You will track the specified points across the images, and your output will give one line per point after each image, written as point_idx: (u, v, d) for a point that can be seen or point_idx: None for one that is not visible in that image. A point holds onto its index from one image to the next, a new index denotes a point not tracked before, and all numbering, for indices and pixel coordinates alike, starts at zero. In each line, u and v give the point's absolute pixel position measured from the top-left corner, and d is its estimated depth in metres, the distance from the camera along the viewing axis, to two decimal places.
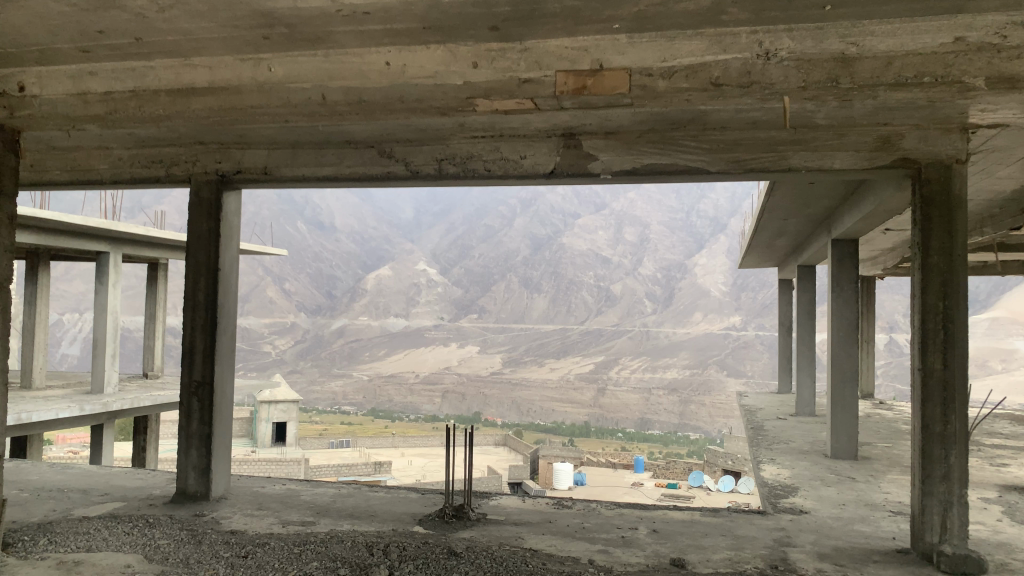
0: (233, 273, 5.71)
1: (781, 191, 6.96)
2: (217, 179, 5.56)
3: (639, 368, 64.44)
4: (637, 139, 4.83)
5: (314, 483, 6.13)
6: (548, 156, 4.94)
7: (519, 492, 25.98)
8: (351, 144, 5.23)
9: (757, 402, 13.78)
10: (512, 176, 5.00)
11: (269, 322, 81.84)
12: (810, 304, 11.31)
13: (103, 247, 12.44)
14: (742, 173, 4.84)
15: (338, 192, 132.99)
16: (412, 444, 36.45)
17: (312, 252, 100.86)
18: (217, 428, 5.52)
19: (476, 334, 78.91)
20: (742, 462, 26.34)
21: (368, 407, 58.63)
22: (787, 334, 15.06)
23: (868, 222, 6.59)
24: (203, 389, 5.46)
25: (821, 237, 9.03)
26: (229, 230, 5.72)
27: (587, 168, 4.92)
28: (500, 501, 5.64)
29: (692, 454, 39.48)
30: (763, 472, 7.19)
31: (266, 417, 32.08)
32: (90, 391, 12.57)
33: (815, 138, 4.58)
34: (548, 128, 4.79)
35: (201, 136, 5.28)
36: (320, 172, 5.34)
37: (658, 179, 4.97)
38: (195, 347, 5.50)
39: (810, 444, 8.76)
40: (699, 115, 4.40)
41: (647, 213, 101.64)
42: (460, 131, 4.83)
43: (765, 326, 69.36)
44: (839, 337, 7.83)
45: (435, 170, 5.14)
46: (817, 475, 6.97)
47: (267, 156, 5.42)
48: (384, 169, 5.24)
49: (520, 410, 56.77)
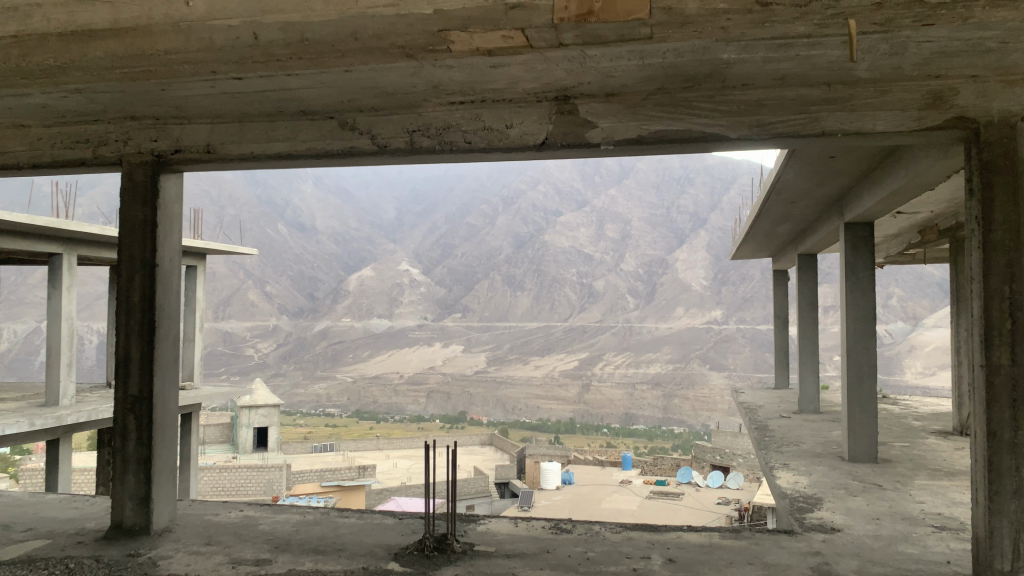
0: (175, 269, 4.94)
1: (795, 167, 6.24)
2: (152, 159, 4.74)
3: (623, 363, 63.78)
4: (644, 101, 4.11)
5: (278, 510, 5.35)
6: (539, 123, 4.23)
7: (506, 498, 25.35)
8: (306, 115, 4.49)
9: (754, 399, 13.05)
10: (497, 149, 4.29)
11: (251, 326, 80.52)
12: (813, 296, 10.65)
13: (56, 248, 11.48)
14: (763, 143, 4.15)
15: (318, 192, 131.86)
16: (397, 445, 35.60)
17: (292, 255, 99.73)
18: (159, 450, 4.73)
19: (460, 332, 78.13)
20: (730, 458, 26.05)
21: (353, 408, 57.62)
22: (784, 327, 14.40)
23: (895, 199, 5.95)
24: (139, 406, 4.66)
25: (830, 220, 8.33)
26: (169, 221, 4.89)
27: (583, 138, 4.20)
28: (490, 528, 4.89)
29: (679, 449, 39.00)
30: (778, 481, 6.47)
31: (246, 422, 31.30)
32: (44, 403, 11.62)
33: (854, 95, 3.92)
34: (537, 90, 4.09)
35: (131, 108, 4.51)
36: (272, 149, 4.59)
37: (666, 152, 4.27)
38: (131, 357, 4.70)
39: (822, 445, 8.10)
40: (718, 68, 3.74)
41: (628, 210, 101.67)
42: (435, 92, 4.11)
43: (747, 320, 69.43)
44: (855, 328, 7.20)
45: (407, 144, 4.40)
46: (840, 483, 6.27)
47: (210, 131, 4.65)
48: (347, 144, 4.49)
49: (506, 408, 56.15)
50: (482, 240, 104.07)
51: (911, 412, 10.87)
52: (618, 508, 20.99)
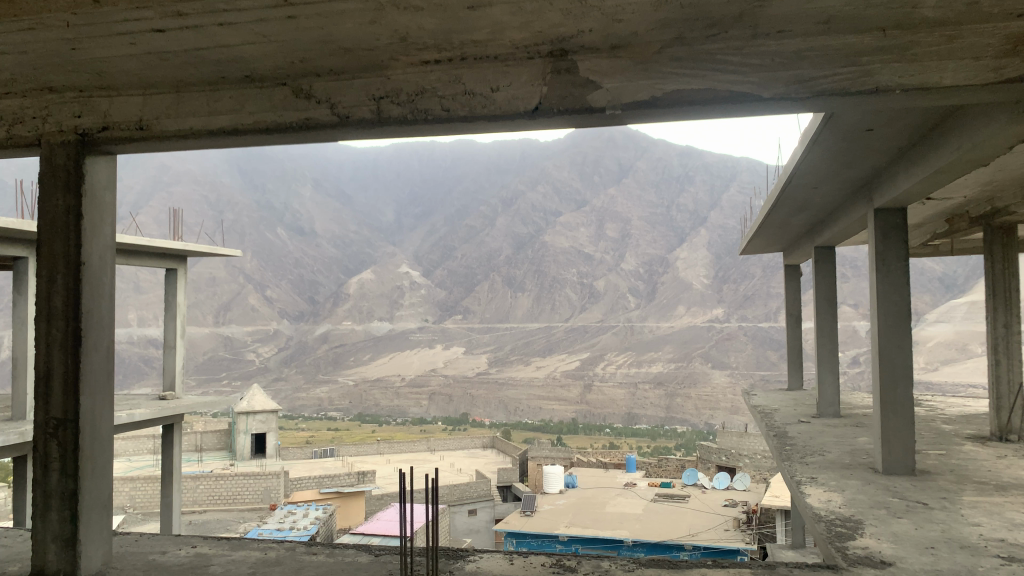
0: (110, 265, 4.21)
1: (820, 145, 5.52)
2: (76, 138, 3.99)
3: (625, 363, 62.71)
4: (656, 55, 3.40)
5: (237, 545, 4.61)
6: (531, 85, 3.52)
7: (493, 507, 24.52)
8: (254, 81, 3.78)
9: (767, 402, 12.34)
10: (481, 119, 3.59)
11: (252, 330, 79.24)
12: (831, 291, 9.96)
13: (22, 251, 10.75)
14: (799, 104, 3.45)
15: (317, 196, 131.40)
16: (397, 449, 34.89)
17: (293, 259, 99.40)
18: (87, 480, 3.99)
19: (461, 334, 77.20)
20: (736, 459, 25.49)
21: (355, 411, 56.78)
22: (797, 325, 13.64)
23: (938, 177, 5.24)
24: (64, 429, 3.93)
25: (855, 207, 7.58)
26: (98, 209, 4.13)
27: (583, 100, 3.48)
28: (481, 566, 4.19)
29: (682, 448, 38.40)
30: (809, 499, 5.74)
31: (244, 429, 30.65)
32: (11, 417, 10.80)
33: (916, 41, 3.20)
34: (529, 43, 3.38)
35: (47, 78, 3.79)
36: (214, 124, 3.86)
37: (685, 116, 3.56)
38: (51, 371, 3.94)
39: (851, 455, 7.36)
40: (751, 7, 3.03)
41: (628, 209, 101.50)
42: (403, 47, 3.40)
43: (749, 317, 68.72)
44: (888, 322, 6.48)
45: (374, 114, 3.67)
46: (879, 502, 5.55)
47: (143, 104, 3.92)
48: (303, 115, 3.76)
49: (508, 409, 55.44)
50: (482, 241, 103.45)
51: (937, 415, 10.12)
52: (622, 511, 20.17)
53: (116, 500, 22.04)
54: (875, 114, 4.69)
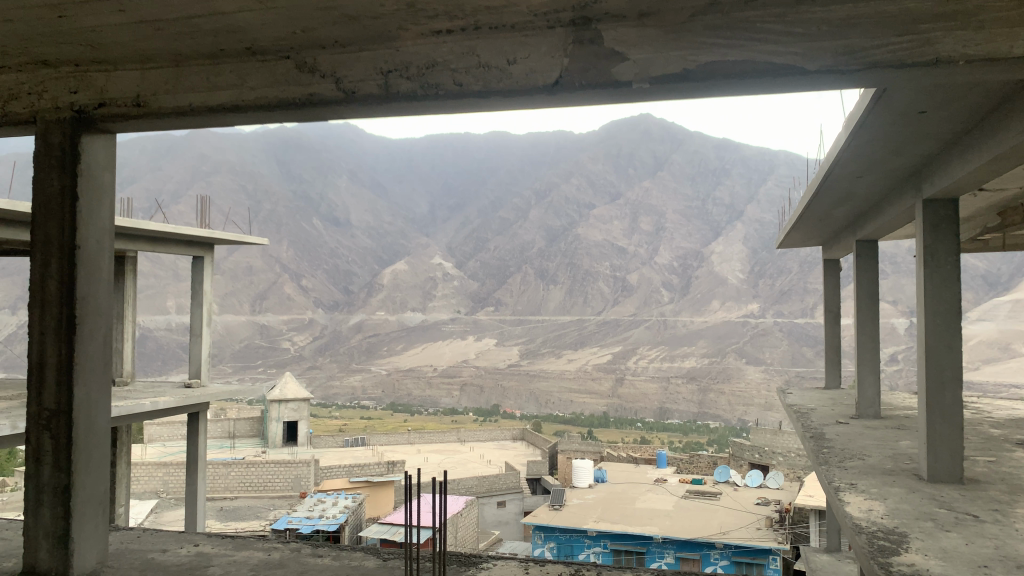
0: (108, 248, 4.00)
1: (867, 129, 5.14)
2: (72, 116, 3.78)
3: (658, 357, 62.20)
4: (688, 23, 3.09)
5: (240, 545, 4.41)
6: (548, 59, 3.23)
7: (518, 501, 24.41)
8: (255, 55, 3.55)
9: (803, 401, 11.91)
10: (496, 94, 3.31)
11: (287, 319, 79.95)
12: (872, 287, 9.52)
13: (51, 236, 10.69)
14: (848, 79, 3.10)
15: (351, 187, 132.29)
16: (428, 440, 34.83)
17: (328, 249, 100.31)
18: (80, 473, 3.78)
19: (494, 326, 77.12)
20: (769, 457, 25.00)
21: (387, 401, 57.05)
22: (835, 322, 13.17)
23: (996, 166, 4.84)
24: (57, 420, 3.73)
25: (902, 199, 7.14)
26: (94, 189, 3.91)
27: (608, 73, 3.18)
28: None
29: (714, 444, 37.90)
30: (848, 507, 5.40)
31: (276, 417, 30.83)
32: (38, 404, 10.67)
33: (982, 3, 2.84)
34: (546, 8, 3.09)
35: (39, 51, 3.58)
36: (214, 100, 3.63)
37: (717, 94, 3.25)
38: (47, 359, 3.75)
39: (892, 460, 6.96)
40: None
41: (662, 202, 100.67)
42: (411, 15, 3.13)
43: (785, 313, 67.66)
44: (936, 319, 6.08)
45: (382, 88, 3.41)
46: (925, 512, 5.19)
47: (140, 80, 3.70)
48: (307, 90, 3.51)
49: (539, 401, 55.32)
50: (515, 233, 103.26)
51: (985, 418, 9.62)
52: (652, 507, 19.79)
53: (149, 485, 22.21)
54: (927, 94, 4.32)
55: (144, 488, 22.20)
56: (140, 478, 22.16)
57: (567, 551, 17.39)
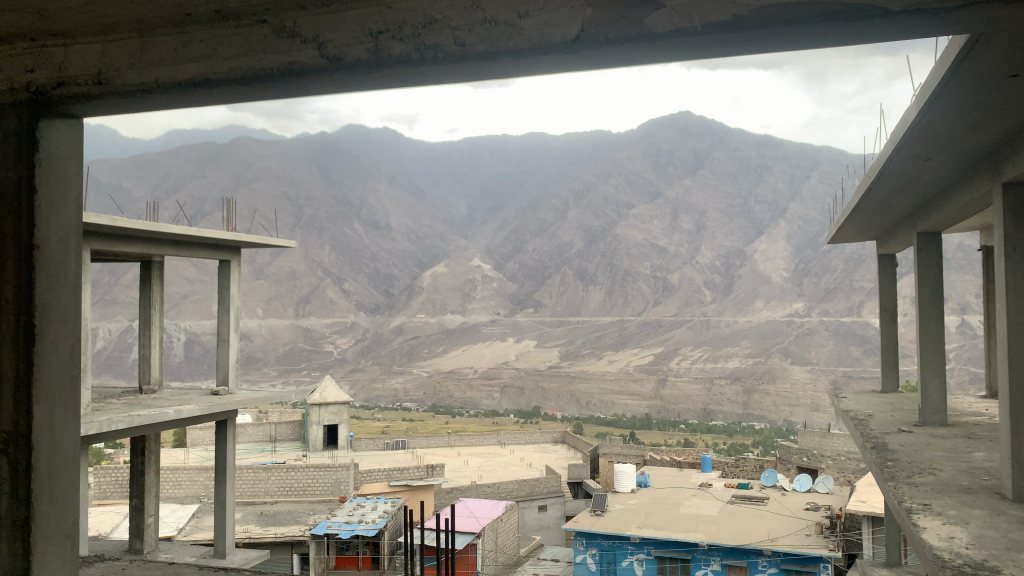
0: (75, 248, 3.54)
1: (950, 97, 4.44)
2: (28, 97, 3.31)
3: (701, 358, 61.08)
4: None
5: None
6: (566, 12, 2.68)
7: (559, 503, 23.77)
8: (227, 19, 3.05)
9: (859, 406, 11.11)
10: (506, 53, 2.77)
11: (330, 322, 80.32)
12: (936, 283, 8.74)
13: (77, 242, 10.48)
14: (932, 22, 2.52)
15: (391, 192, 133.13)
16: (468, 442, 34.39)
17: (369, 253, 101.00)
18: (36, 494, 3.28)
19: (534, 327, 76.28)
20: (818, 460, 23.99)
21: (428, 403, 56.75)
22: (892, 320, 12.33)
23: None
24: (12, 444, 3.27)
25: (974, 183, 6.42)
26: (56, 177, 3.45)
27: (638, 25, 2.63)
28: None
29: (759, 446, 36.88)
30: (928, 535, 4.72)
31: (317, 420, 30.58)
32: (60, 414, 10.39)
33: None
34: None
35: None
36: (181, 73, 3.13)
37: (762, 46, 2.70)
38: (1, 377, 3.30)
39: (968, 475, 6.23)
40: None
41: (703, 200, 99.22)
42: None
43: (831, 311, 65.98)
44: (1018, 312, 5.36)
45: (372, 53, 2.88)
46: (1018, 541, 4.48)
47: (102, 53, 3.23)
48: (285, 59, 2.99)
49: (580, 403, 54.73)
50: (552, 234, 102.80)
51: None
52: (696, 513, 19.01)
53: (191, 489, 22.05)
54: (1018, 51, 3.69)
55: (186, 492, 22.06)
56: (182, 483, 22.03)
57: (609, 558, 16.67)
